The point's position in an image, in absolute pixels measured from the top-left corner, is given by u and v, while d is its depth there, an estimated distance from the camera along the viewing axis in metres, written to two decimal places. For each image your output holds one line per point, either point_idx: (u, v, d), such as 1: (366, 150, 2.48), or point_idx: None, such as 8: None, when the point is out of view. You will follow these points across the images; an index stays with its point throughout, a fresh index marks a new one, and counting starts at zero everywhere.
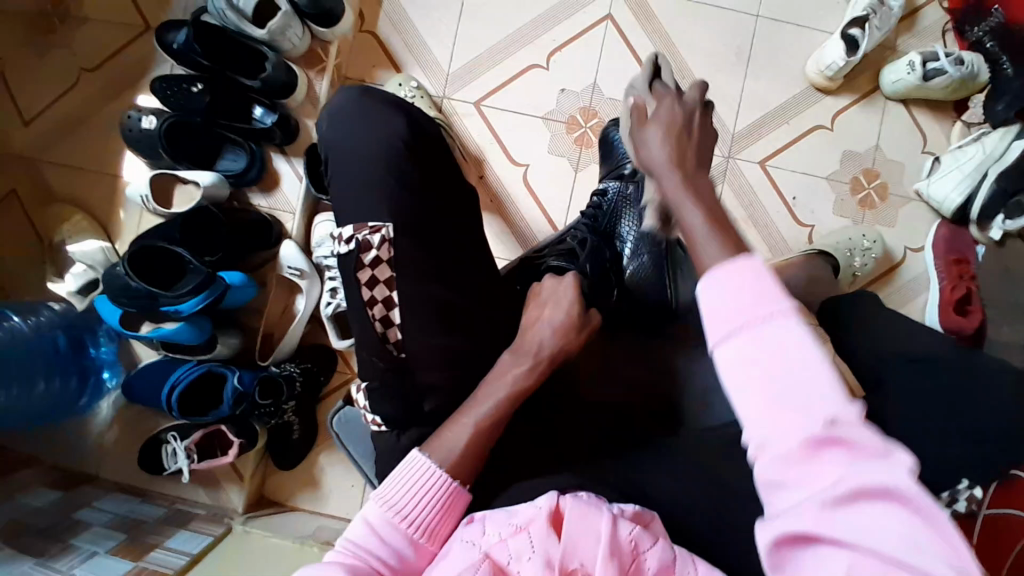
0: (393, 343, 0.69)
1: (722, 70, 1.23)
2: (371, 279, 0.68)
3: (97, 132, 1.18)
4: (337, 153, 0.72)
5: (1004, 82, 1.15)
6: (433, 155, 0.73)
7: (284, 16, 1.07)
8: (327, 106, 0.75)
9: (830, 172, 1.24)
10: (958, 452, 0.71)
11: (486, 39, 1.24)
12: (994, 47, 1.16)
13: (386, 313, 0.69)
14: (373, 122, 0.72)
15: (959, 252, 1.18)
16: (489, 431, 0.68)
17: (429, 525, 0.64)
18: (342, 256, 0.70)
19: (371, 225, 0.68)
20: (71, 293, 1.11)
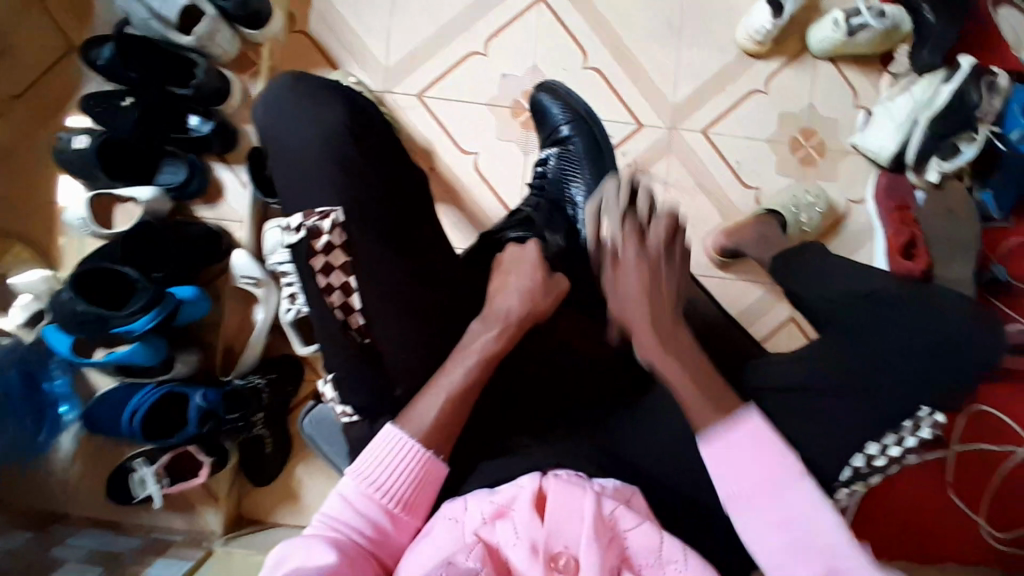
0: (357, 328, 0.70)
1: (657, 43, 1.26)
2: (325, 267, 0.69)
3: (28, 158, 1.13)
4: (277, 142, 0.72)
5: (926, 29, 1.20)
6: (378, 138, 0.73)
7: (211, 21, 1.07)
8: (262, 95, 0.74)
9: (770, 134, 1.27)
10: (918, 379, 0.73)
11: (422, 31, 1.23)
12: None
13: (346, 298, 0.69)
14: (309, 106, 0.72)
15: (899, 199, 1.23)
16: (458, 408, 0.68)
17: (404, 497, 0.66)
18: (292, 245, 0.70)
19: (321, 211, 0.69)
20: (17, 328, 1.06)
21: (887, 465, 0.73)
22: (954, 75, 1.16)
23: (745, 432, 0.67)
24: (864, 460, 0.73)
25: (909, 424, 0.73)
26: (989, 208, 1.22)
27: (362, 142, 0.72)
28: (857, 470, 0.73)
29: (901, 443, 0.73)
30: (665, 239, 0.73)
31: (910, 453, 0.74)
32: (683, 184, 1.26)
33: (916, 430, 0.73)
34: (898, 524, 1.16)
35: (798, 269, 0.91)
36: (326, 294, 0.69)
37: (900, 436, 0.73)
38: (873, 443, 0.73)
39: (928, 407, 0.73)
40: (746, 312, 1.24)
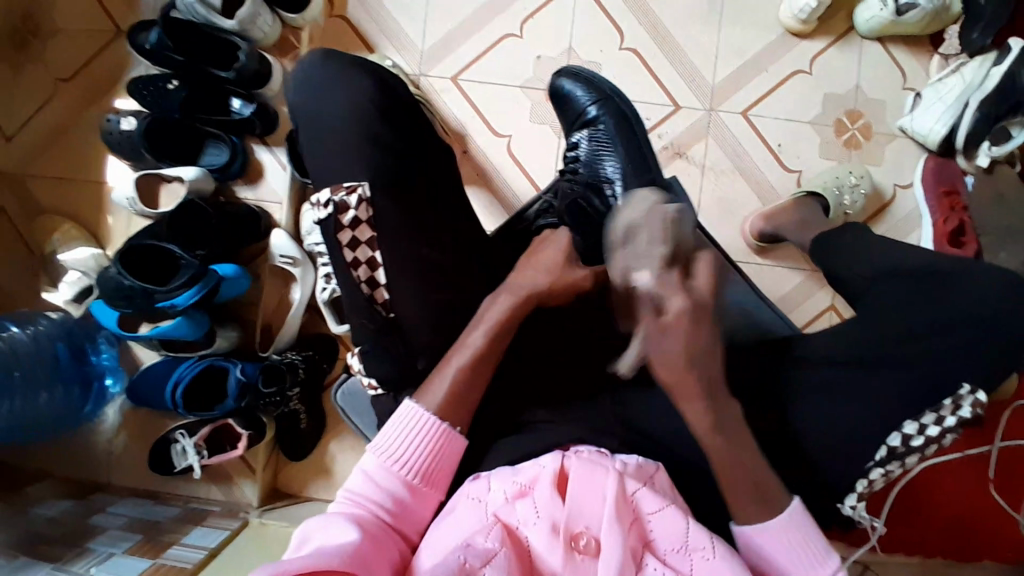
0: (382, 304, 0.71)
1: (696, 23, 1.23)
2: (352, 241, 0.70)
3: (80, 141, 1.18)
4: (309, 114, 0.74)
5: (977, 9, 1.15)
6: (405, 115, 0.75)
7: (253, 5, 1.08)
8: (298, 66, 0.77)
9: (813, 116, 1.23)
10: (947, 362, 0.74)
11: (458, 14, 1.23)
12: None
13: (372, 273, 0.71)
14: (346, 84, 0.74)
15: (949, 183, 1.19)
16: (470, 381, 0.69)
17: (423, 469, 0.67)
18: (320, 220, 0.71)
19: (347, 185, 0.71)
20: (67, 302, 1.11)
21: (924, 445, 0.72)
22: (1005, 57, 1.11)
23: (785, 518, 0.65)
24: (901, 440, 0.73)
25: (949, 403, 0.73)
26: None
27: (395, 120, 0.74)
28: (894, 448, 0.72)
29: (940, 423, 0.73)
30: (706, 296, 0.65)
31: (949, 433, 0.73)
32: (720, 166, 1.23)
33: (956, 410, 0.73)
34: (942, 522, 1.12)
35: (838, 252, 0.88)
36: (353, 268, 0.70)
37: (939, 416, 0.73)
38: (913, 425, 0.73)
39: (968, 385, 0.74)
40: (784, 298, 1.22)
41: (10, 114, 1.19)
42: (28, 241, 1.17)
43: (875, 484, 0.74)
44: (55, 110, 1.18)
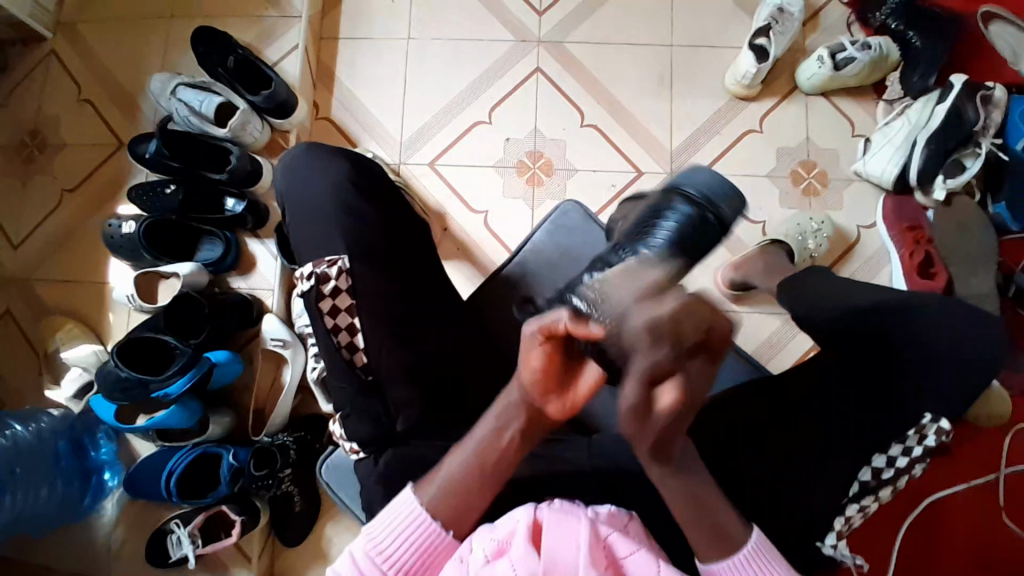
0: (361, 366, 0.75)
1: (650, 95, 1.33)
2: (333, 309, 0.75)
3: (83, 245, 1.27)
4: (292, 198, 0.82)
5: (914, 53, 1.26)
6: (379, 193, 0.83)
7: (243, 113, 1.19)
8: (284, 159, 0.85)
9: (769, 169, 1.31)
10: None
11: (431, 105, 1.34)
12: (898, 26, 1.27)
13: (351, 338, 0.76)
14: (321, 170, 0.82)
15: (911, 219, 1.24)
16: (463, 488, 0.67)
17: (406, 565, 0.66)
18: (303, 292, 0.76)
19: (329, 259, 0.77)
20: (68, 399, 1.15)
21: (895, 477, 0.76)
22: (946, 95, 1.20)
23: (747, 554, 0.64)
24: (872, 473, 0.76)
25: (913, 433, 0.77)
26: (1006, 221, 1.21)
27: (369, 197, 0.81)
28: (865, 483, 0.76)
29: (909, 453, 0.76)
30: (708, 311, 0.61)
31: (919, 463, 0.76)
32: None
33: (922, 439, 0.76)
34: (948, 557, 1.12)
35: (796, 295, 0.93)
36: (334, 335, 0.75)
37: (906, 447, 0.76)
38: (880, 457, 0.76)
39: (930, 415, 0.77)
40: (764, 344, 1.24)
41: (19, 224, 1.28)
42: (32, 341, 1.23)
43: (852, 522, 0.75)
44: (61, 218, 1.28)
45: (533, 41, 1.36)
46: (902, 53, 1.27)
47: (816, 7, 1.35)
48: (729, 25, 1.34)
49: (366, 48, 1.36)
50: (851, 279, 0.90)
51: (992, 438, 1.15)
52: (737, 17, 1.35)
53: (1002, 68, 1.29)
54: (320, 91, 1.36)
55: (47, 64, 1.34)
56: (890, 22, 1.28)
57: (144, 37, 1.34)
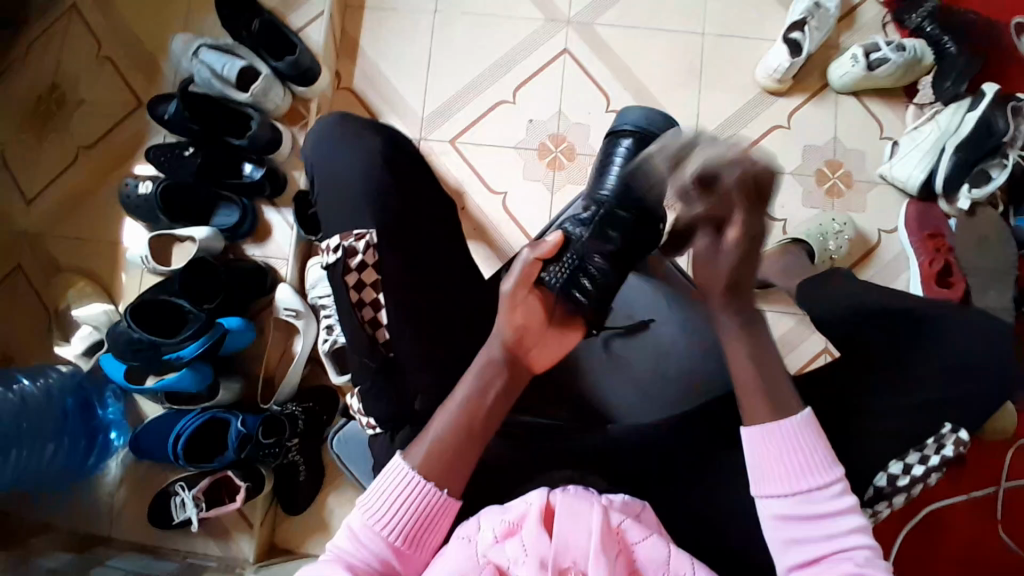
0: (383, 343, 0.75)
1: (678, 84, 1.31)
2: (358, 282, 0.74)
3: (98, 203, 1.26)
4: (319, 170, 0.81)
5: (948, 60, 1.23)
6: (408, 168, 0.81)
7: (266, 79, 1.17)
8: (313, 129, 0.84)
9: (794, 167, 1.29)
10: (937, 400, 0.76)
11: (455, 82, 1.32)
12: (934, 30, 1.24)
13: (375, 313, 0.75)
14: (350, 141, 0.81)
15: (932, 227, 1.23)
16: (456, 438, 0.66)
17: (406, 531, 0.65)
18: (330, 265, 0.76)
19: (356, 233, 0.76)
20: (77, 356, 1.16)
21: (911, 485, 0.73)
22: (977, 103, 1.17)
23: (792, 426, 0.65)
24: (887, 479, 0.74)
25: (932, 442, 0.75)
26: None
27: (395, 171, 0.80)
28: (881, 488, 0.74)
29: (925, 462, 0.74)
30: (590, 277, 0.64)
31: (935, 472, 0.74)
32: None
33: (941, 448, 0.74)
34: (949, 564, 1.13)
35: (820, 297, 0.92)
36: (358, 309, 0.75)
37: (924, 455, 0.74)
38: (897, 464, 0.74)
39: (950, 424, 0.76)
40: (777, 344, 1.23)
41: (34, 179, 1.27)
42: (43, 297, 1.23)
43: (866, 522, 0.77)
44: (76, 174, 1.27)
45: (562, 22, 1.33)
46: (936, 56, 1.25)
47: (853, 4, 1.32)
48: (763, 17, 1.32)
49: (392, 20, 1.34)
50: (876, 285, 0.89)
51: (997, 451, 1.15)
52: (772, 9, 1.32)
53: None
54: (343, 60, 1.34)
55: (68, 16, 1.32)
56: (925, 25, 1.25)
57: None
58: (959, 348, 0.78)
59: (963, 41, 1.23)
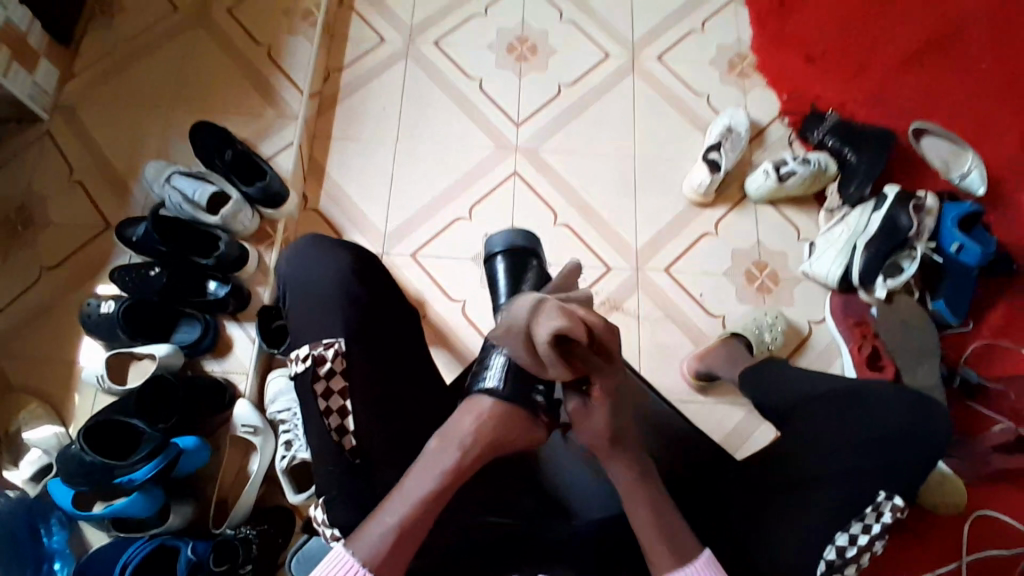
0: (348, 449, 0.76)
1: (616, 199, 1.46)
2: (326, 390, 0.77)
3: (55, 322, 1.25)
4: (294, 284, 0.86)
5: (851, 166, 1.43)
6: (373, 279, 0.87)
7: (236, 202, 1.25)
8: (289, 248, 0.90)
9: (725, 269, 1.42)
10: (881, 474, 0.81)
11: (415, 201, 1.43)
12: (835, 142, 1.44)
13: (341, 420, 0.76)
14: (322, 261, 0.86)
15: (856, 315, 1.36)
16: (415, 523, 0.66)
17: None
18: (299, 373, 0.78)
19: (325, 341, 0.79)
20: (25, 481, 1.11)
21: (858, 554, 0.76)
22: (881, 203, 1.35)
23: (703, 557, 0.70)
24: (836, 552, 0.77)
25: (871, 510, 0.79)
26: (946, 317, 1.33)
27: (365, 284, 0.85)
28: (831, 562, 0.77)
29: (868, 531, 0.78)
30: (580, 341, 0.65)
31: (879, 541, 0.78)
32: (654, 316, 1.37)
33: (879, 517, 0.78)
34: None
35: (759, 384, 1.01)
36: (324, 418, 0.76)
37: (866, 524, 0.78)
38: (843, 535, 0.78)
39: (885, 493, 0.80)
40: (731, 434, 1.29)
41: None
42: None
43: None
44: (35, 295, 1.27)
45: (510, 147, 1.49)
46: (838, 166, 1.44)
47: (761, 126, 1.53)
48: (686, 139, 1.51)
49: (357, 147, 1.47)
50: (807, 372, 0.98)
51: (950, 525, 1.20)
52: (692, 133, 1.52)
53: (932, 177, 1.46)
54: (311, 183, 1.43)
55: (42, 146, 1.39)
56: (827, 139, 1.46)
57: (141, 127, 1.41)
58: (895, 422, 0.84)
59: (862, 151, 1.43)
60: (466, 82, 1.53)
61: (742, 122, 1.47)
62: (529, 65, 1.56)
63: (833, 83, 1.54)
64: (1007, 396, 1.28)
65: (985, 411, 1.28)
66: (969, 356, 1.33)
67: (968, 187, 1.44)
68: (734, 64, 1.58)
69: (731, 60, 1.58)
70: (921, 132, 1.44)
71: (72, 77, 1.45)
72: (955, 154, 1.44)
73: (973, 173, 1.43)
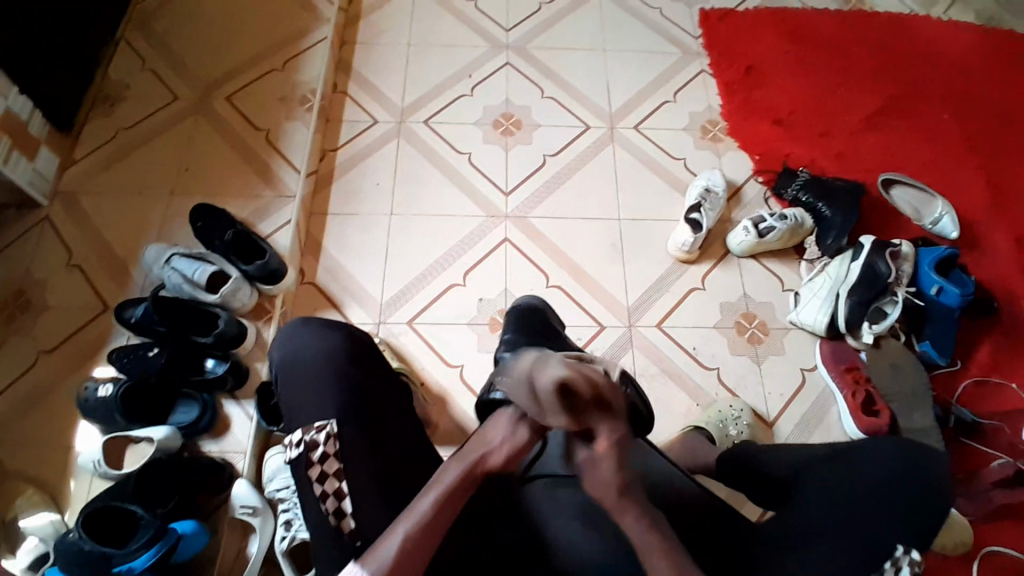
0: (348, 532, 0.73)
1: (604, 260, 1.51)
2: (320, 474, 0.76)
3: (51, 406, 1.24)
4: (286, 365, 0.85)
5: (826, 219, 1.50)
6: (366, 357, 0.87)
7: (235, 281, 1.27)
8: (278, 333, 0.90)
9: (715, 322, 1.45)
10: (900, 518, 0.78)
11: (410, 270, 1.47)
12: (810, 199, 1.52)
13: (338, 503, 0.74)
14: (316, 340, 0.86)
15: (847, 362, 1.38)
16: (420, 546, 0.66)
17: None
18: (293, 459, 0.78)
19: (317, 425, 0.78)
20: (21, 572, 1.05)
21: None
22: (859, 253, 1.41)
23: None
24: None
25: (889, 566, 0.76)
26: (934, 357, 1.36)
27: (357, 363, 0.85)
28: None
29: None
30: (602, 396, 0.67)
31: None
32: (650, 372, 1.39)
33: (898, 572, 0.75)
34: None
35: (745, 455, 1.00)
36: (321, 501, 0.74)
37: None
38: None
39: (902, 546, 0.77)
40: None
41: None
42: None
43: None
44: (31, 380, 1.26)
45: (501, 215, 1.54)
46: (814, 220, 1.52)
47: (737, 185, 1.61)
48: (668, 200, 1.58)
49: (353, 221, 1.51)
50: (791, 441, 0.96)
51: (964, 568, 1.19)
52: (672, 194, 1.59)
53: (906, 223, 1.54)
54: (307, 258, 1.47)
55: (42, 232, 1.41)
56: (801, 195, 1.54)
57: (140, 211, 1.45)
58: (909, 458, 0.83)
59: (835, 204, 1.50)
60: (455, 156, 1.61)
61: (719, 183, 1.56)
62: (515, 139, 1.64)
63: (800, 142, 1.65)
64: (1003, 432, 1.29)
65: (982, 448, 1.29)
66: (960, 396, 1.36)
67: (941, 231, 1.51)
68: (706, 129, 1.68)
69: (704, 126, 1.69)
70: (890, 182, 1.54)
71: (72, 165, 1.50)
72: (924, 201, 1.53)
73: (944, 218, 1.51)
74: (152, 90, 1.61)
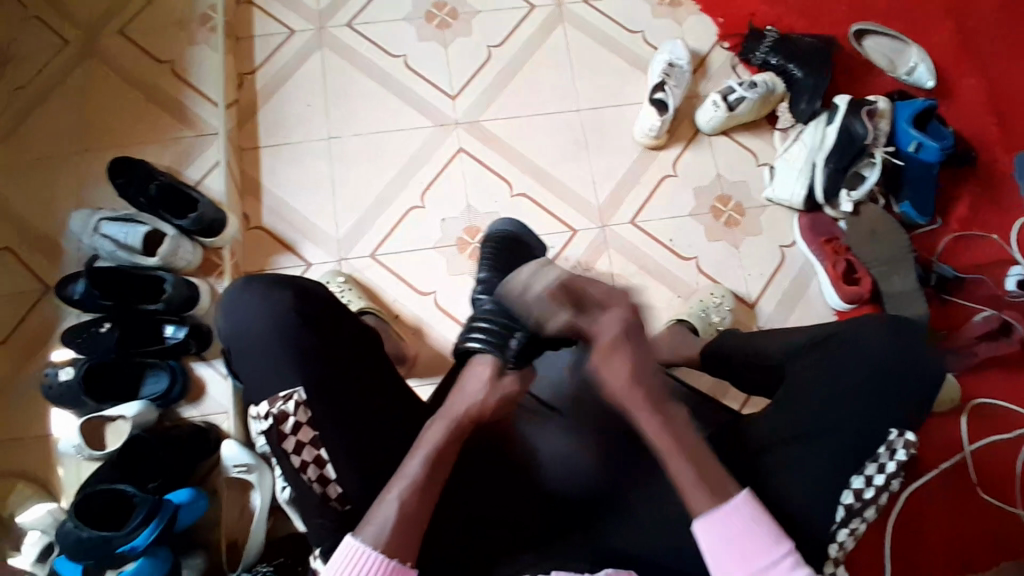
0: (336, 498, 0.73)
1: (569, 158, 1.41)
2: (297, 445, 0.72)
3: (17, 399, 1.18)
4: (235, 345, 0.78)
5: (799, 82, 1.40)
6: (322, 317, 0.79)
7: (172, 239, 1.18)
8: (220, 300, 0.81)
9: (690, 210, 1.39)
10: (887, 399, 0.78)
11: (363, 198, 1.37)
12: (779, 61, 1.41)
13: (321, 470, 0.73)
14: (263, 305, 0.78)
15: (825, 233, 1.35)
16: (419, 499, 0.68)
17: None
18: (265, 431, 0.73)
19: (283, 394, 0.74)
20: (32, 564, 1.04)
21: (876, 495, 0.75)
22: (834, 116, 1.33)
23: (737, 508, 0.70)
24: (854, 495, 0.75)
25: (884, 450, 0.77)
26: (913, 218, 1.33)
27: (310, 325, 0.78)
28: (850, 506, 0.75)
29: (883, 470, 0.76)
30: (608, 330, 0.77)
31: (896, 479, 0.76)
32: (630, 271, 1.35)
33: (893, 454, 0.76)
34: (942, 544, 1.17)
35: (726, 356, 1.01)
36: (302, 472, 0.72)
37: (880, 464, 0.76)
38: (858, 478, 0.76)
39: (896, 429, 0.78)
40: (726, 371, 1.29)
41: None
42: None
43: (846, 546, 0.76)
44: None
45: (450, 124, 1.42)
46: (786, 84, 1.41)
47: (702, 56, 1.48)
48: (629, 82, 1.46)
49: (289, 153, 1.38)
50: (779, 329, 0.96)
51: (948, 420, 1.23)
52: (633, 74, 1.46)
53: (881, 77, 1.44)
54: (248, 201, 1.36)
55: None
56: (770, 58, 1.42)
57: (54, 175, 1.31)
58: (893, 337, 0.82)
59: (806, 65, 1.39)
60: (390, 62, 1.45)
61: (682, 55, 1.42)
62: (453, 32, 1.47)
63: None
64: (986, 284, 1.30)
65: (963, 302, 1.30)
66: (941, 252, 1.34)
67: (917, 81, 1.43)
68: None
69: None
70: (861, 34, 1.44)
71: None
72: (899, 51, 1.45)
73: (920, 67, 1.42)
74: (28, 33, 1.39)
